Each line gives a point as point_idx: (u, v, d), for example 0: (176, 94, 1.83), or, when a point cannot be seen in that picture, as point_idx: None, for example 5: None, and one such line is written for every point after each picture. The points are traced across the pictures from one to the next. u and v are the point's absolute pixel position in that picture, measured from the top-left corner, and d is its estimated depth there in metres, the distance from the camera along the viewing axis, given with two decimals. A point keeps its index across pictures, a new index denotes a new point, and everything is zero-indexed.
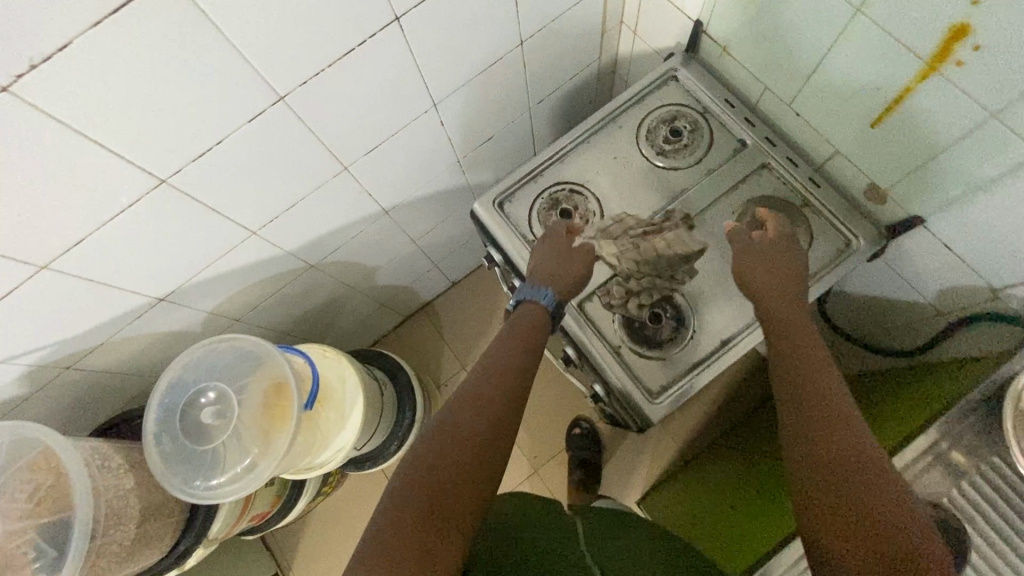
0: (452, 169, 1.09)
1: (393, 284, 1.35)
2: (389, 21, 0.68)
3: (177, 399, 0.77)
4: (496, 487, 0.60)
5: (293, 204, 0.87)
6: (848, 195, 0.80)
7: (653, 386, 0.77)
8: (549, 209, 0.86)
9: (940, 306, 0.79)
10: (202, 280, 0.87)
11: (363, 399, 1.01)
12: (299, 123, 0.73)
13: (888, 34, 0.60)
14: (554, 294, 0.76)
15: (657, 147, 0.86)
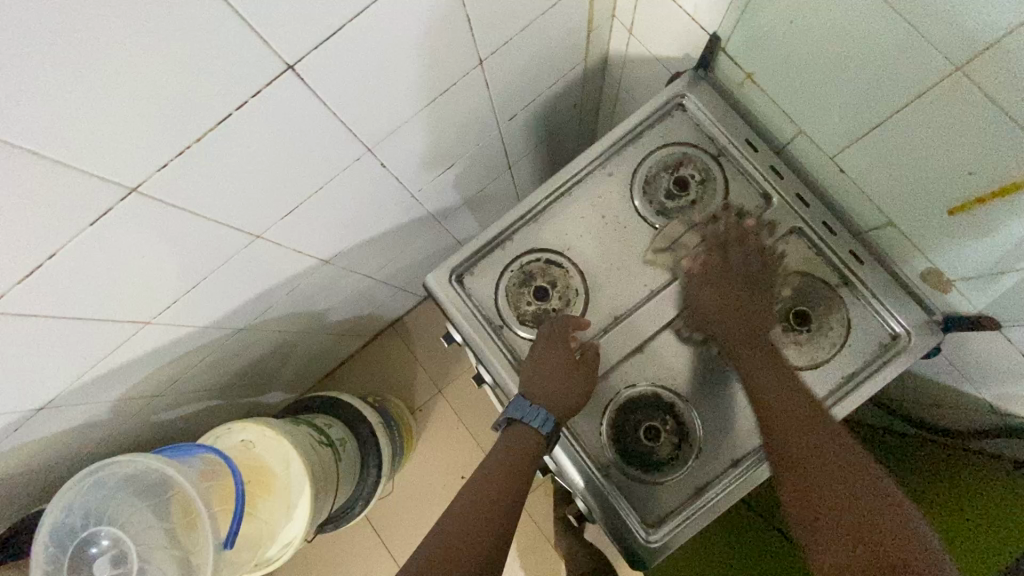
0: (406, 204, 0.89)
1: (351, 316, 1.18)
2: (280, 70, 0.48)
3: (64, 545, 0.63)
4: None
5: (196, 285, 0.68)
6: (899, 274, 0.62)
7: (648, 518, 0.62)
8: (520, 285, 0.68)
9: (998, 405, 0.65)
10: (95, 377, 0.71)
11: (312, 485, 0.86)
12: (174, 209, 0.54)
13: (995, 106, 0.42)
14: (554, 418, 0.62)
15: (657, 203, 0.67)
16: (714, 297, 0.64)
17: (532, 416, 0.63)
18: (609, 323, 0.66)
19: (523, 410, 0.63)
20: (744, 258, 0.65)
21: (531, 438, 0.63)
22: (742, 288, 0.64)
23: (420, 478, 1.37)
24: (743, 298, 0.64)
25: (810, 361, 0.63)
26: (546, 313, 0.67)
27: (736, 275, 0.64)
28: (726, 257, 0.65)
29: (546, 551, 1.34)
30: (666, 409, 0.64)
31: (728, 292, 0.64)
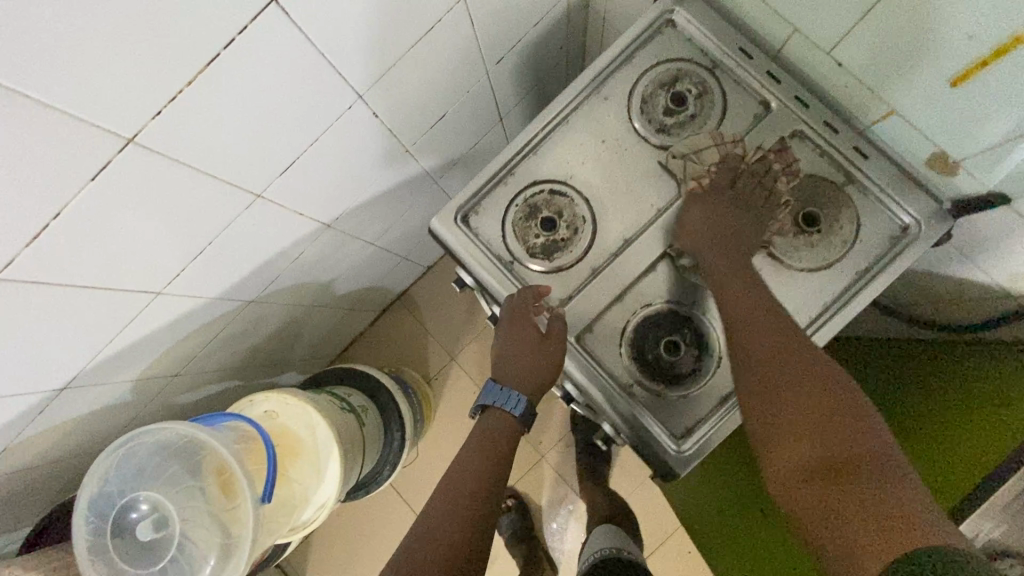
0: (401, 160, 0.88)
1: (358, 288, 1.18)
2: (264, 5, 0.47)
3: (103, 515, 0.63)
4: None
5: (201, 252, 0.68)
6: (904, 165, 0.62)
7: (675, 430, 0.63)
8: (526, 219, 0.68)
9: (1009, 290, 0.65)
10: (114, 354, 0.71)
11: (340, 447, 0.87)
12: (172, 164, 0.54)
13: None
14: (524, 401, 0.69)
15: (656, 122, 0.66)
16: (707, 211, 0.63)
17: (506, 400, 0.70)
18: (619, 246, 0.66)
19: (498, 394, 0.71)
20: (755, 187, 0.64)
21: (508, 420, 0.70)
22: (740, 211, 0.63)
23: (444, 443, 1.39)
24: (739, 214, 0.63)
25: (822, 262, 0.63)
26: (554, 243, 0.67)
27: (732, 198, 0.63)
28: (734, 179, 0.64)
29: (544, 481, 1.39)
30: (683, 323, 0.65)
31: (725, 207, 0.63)
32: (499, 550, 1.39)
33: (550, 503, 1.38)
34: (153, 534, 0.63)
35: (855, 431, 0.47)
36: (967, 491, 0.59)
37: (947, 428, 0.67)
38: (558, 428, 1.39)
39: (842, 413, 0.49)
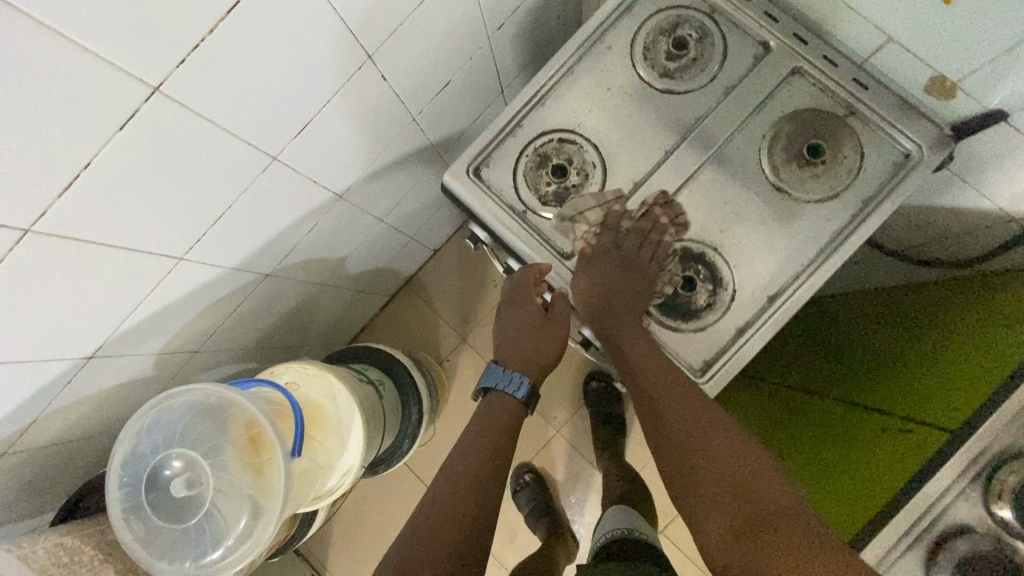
0: (409, 130, 0.90)
1: (368, 268, 1.20)
2: None
3: (138, 473, 0.65)
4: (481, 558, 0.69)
5: (221, 216, 0.69)
6: (902, 94, 0.64)
7: (695, 363, 0.65)
8: (537, 168, 0.69)
9: (1012, 212, 0.68)
10: (138, 322, 0.72)
11: (362, 414, 0.88)
12: (194, 117, 0.55)
13: None
14: (526, 385, 0.81)
15: (659, 68, 0.68)
16: (599, 275, 0.70)
17: (509, 383, 0.82)
18: (629, 190, 0.68)
19: (501, 377, 0.82)
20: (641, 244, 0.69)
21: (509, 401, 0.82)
22: (625, 275, 0.70)
23: (459, 423, 1.40)
24: (628, 276, 0.70)
25: (828, 192, 0.64)
26: (566, 190, 0.69)
27: (620, 261, 0.70)
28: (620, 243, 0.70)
29: (559, 455, 1.41)
30: (696, 260, 0.66)
31: (614, 273, 0.70)
32: (519, 527, 1.40)
33: (567, 477, 1.40)
34: (185, 491, 0.64)
35: (756, 492, 0.55)
36: (980, 370, 0.62)
37: (960, 332, 0.70)
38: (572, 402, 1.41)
39: (745, 475, 0.57)
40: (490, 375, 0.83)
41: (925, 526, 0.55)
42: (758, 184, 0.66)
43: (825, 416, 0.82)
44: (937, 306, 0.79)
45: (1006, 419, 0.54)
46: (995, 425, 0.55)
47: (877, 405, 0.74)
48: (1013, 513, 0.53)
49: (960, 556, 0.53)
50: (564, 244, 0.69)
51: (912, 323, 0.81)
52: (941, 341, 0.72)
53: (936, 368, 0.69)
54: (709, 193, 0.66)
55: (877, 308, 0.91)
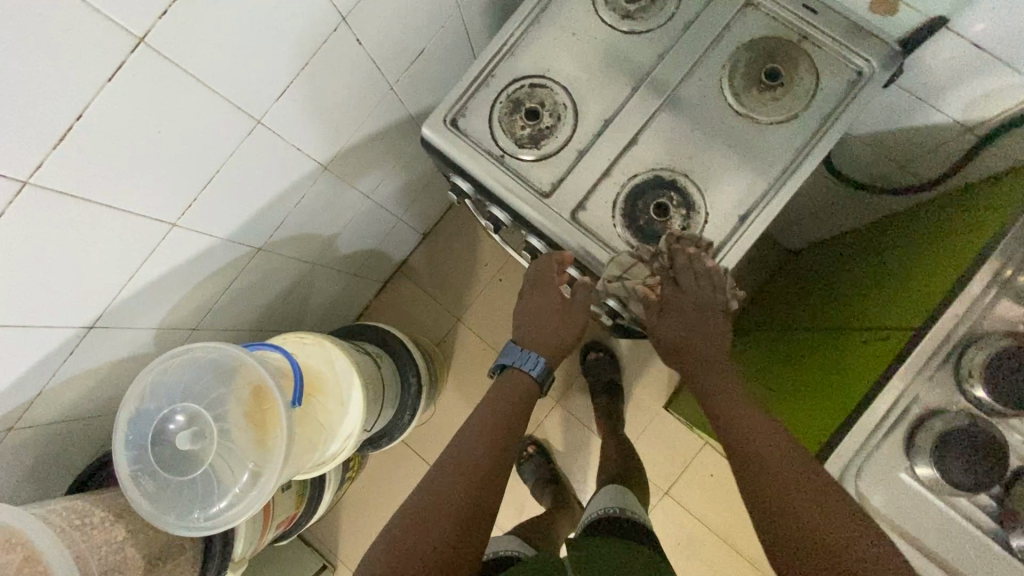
0: (387, 100, 0.93)
1: (358, 249, 1.23)
2: None
3: (144, 433, 0.67)
4: (487, 495, 0.71)
5: (209, 180, 0.72)
6: (850, 15, 0.68)
7: None
8: (511, 114, 0.72)
9: (967, 122, 0.71)
10: (136, 292, 0.74)
11: (360, 378, 0.90)
12: (178, 71, 0.58)
13: None
14: (542, 361, 0.84)
15: (619, 10, 0.71)
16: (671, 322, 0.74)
17: (525, 360, 0.84)
18: (601, 127, 0.71)
19: (518, 355, 0.85)
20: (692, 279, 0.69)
21: (522, 378, 0.84)
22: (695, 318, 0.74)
23: (459, 402, 1.42)
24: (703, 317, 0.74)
25: (787, 113, 0.67)
26: (539, 132, 0.71)
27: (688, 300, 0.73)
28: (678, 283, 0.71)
29: (560, 426, 1.43)
30: (669, 186, 0.68)
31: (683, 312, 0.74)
32: (526, 499, 1.41)
33: (569, 447, 1.42)
34: (190, 444, 0.66)
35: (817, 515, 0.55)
36: (948, 267, 0.65)
37: (929, 239, 0.74)
38: (569, 373, 1.44)
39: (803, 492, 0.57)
40: (507, 354, 0.86)
41: (903, 412, 0.58)
42: (721, 112, 0.69)
43: (808, 338, 0.85)
44: (910, 225, 0.82)
45: (968, 304, 0.58)
46: (961, 311, 0.58)
47: (852, 317, 0.77)
48: (987, 393, 0.55)
49: (940, 436, 0.55)
50: (543, 183, 0.71)
51: (888, 242, 0.85)
52: (913, 250, 0.76)
53: (906, 274, 0.73)
54: (676, 124, 0.69)
55: (860, 239, 0.95)
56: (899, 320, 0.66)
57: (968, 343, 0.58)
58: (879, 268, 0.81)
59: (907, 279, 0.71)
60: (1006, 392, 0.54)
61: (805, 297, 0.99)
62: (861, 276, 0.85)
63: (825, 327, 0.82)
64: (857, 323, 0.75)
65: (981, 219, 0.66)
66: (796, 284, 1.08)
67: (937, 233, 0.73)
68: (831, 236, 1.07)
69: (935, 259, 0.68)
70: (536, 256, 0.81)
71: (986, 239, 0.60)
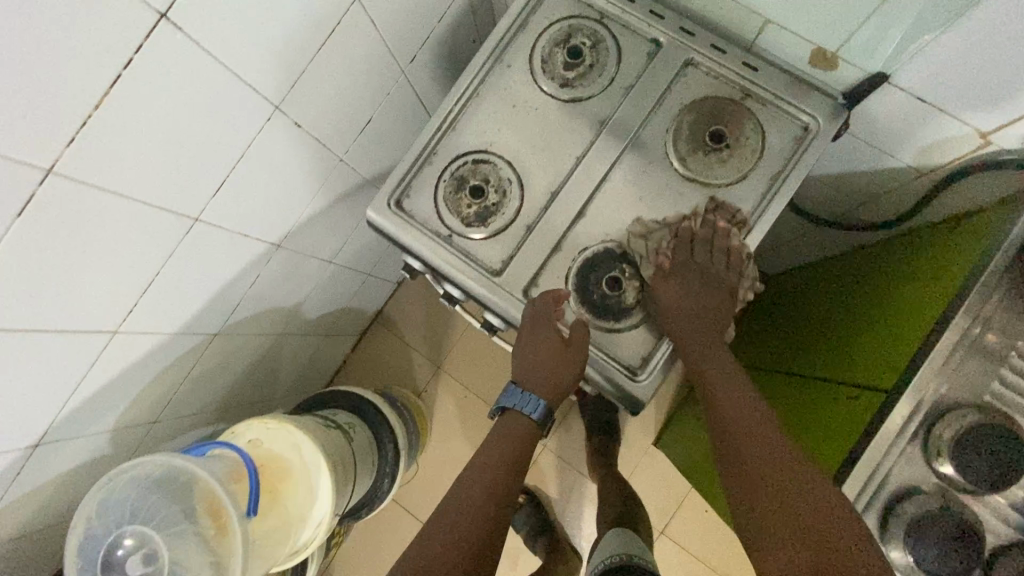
0: (338, 171, 0.92)
1: (328, 311, 1.20)
2: (155, 21, 0.50)
3: (93, 561, 0.64)
4: None
5: (150, 284, 0.69)
6: (793, 70, 0.66)
7: (633, 362, 0.66)
8: (456, 192, 0.70)
9: (918, 168, 0.69)
10: (83, 402, 0.72)
11: (327, 460, 0.88)
12: (98, 191, 0.56)
13: None
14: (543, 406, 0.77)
15: (559, 78, 0.70)
16: (679, 288, 0.67)
17: (525, 403, 0.78)
18: (547, 200, 0.69)
19: (518, 397, 0.78)
20: (711, 254, 0.67)
21: (524, 421, 0.78)
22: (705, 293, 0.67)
23: (443, 453, 1.40)
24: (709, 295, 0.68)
25: (736, 175, 0.66)
26: (486, 210, 0.70)
27: (698, 274, 0.68)
28: (694, 254, 0.68)
29: (549, 472, 1.40)
30: (620, 260, 0.67)
31: (696, 289, 0.67)
32: (521, 548, 1.38)
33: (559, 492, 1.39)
34: (142, 569, 0.63)
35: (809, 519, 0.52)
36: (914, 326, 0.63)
37: (897, 288, 0.72)
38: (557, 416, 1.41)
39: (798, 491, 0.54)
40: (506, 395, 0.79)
41: (877, 489, 0.56)
42: (669, 178, 0.67)
43: (789, 390, 0.83)
44: (875, 269, 0.81)
45: (933, 370, 0.56)
46: (929, 378, 0.56)
47: (825, 368, 0.76)
48: (954, 470, 0.53)
49: (911, 519, 0.54)
50: (493, 262, 0.69)
51: (858, 283, 0.83)
52: (882, 298, 0.74)
53: (875, 326, 0.71)
54: (625, 193, 0.68)
55: (829, 275, 0.93)
56: (869, 380, 0.64)
57: (937, 415, 0.56)
58: (849, 314, 0.80)
59: (875, 331, 0.70)
60: (975, 469, 0.52)
61: (783, 335, 0.97)
62: (834, 319, 0.83)
63: (804, 375, 0.80)
64: (833, 376, 0.73)
65: (940, 271, 0.65)
66: (771, 318, 1.06)
67: (905, 281, 0.71)
68: (803, 266, 1.05)
69: (901, 316, 0.67)
70: (495, 332, 0.75)
71: (948, 299, 0.59)
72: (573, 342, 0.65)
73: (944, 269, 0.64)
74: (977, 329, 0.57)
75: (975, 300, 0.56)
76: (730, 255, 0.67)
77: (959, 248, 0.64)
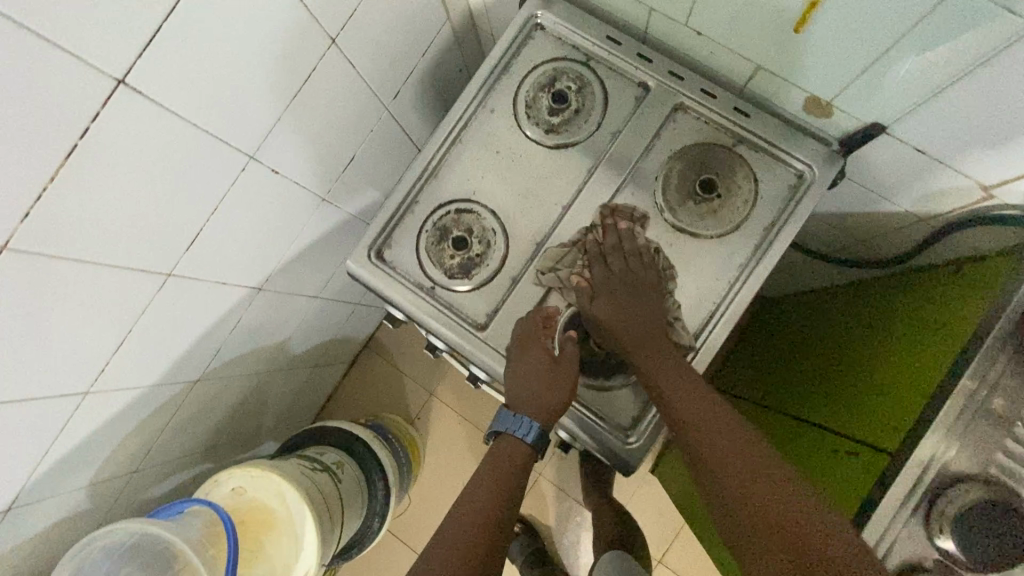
0: (322, 209, 0.89)
1: (316, 342, 1.18)
2: (112, 87, 0.48)
3: None
4: None
5: (121, 342, 0.67)
6: (787, 114, 0.64)
7: (623, 421, 0.64)
8: (439, 242, 0.68)
9: (917, 214, 0.67)
10: (56, 462, 0.70)
11: (313, 510, 0.85)
12: (58, 259, 0.53)
13: None
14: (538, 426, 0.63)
15: (544, 123, 0.67)
16: (609, 304, 0.63)
17: (517, 426, 0.64)
18: (532, 252, 0.67)
19: (509, 419, 0.65)
20: (627, 258, 0.63)
21: (519, 448, 0.65)
22: (635, 301, 0.62)
23: (435, 482, 1.38)
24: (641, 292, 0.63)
25: (729, 224, 0.64)
26: (470, 261, 0.67)
27: (621, 279, 0.63)
28: (609, 264, 0.64)
29: (544, 499, 1.38)
30: None
31: (627, 297, 0.62)
32: None
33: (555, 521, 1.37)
34: None
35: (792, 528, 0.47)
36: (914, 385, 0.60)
37: (894, 335, 0.70)
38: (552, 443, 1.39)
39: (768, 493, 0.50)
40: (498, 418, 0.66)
41: None
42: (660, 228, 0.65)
43: (783, 434, 0.81)
44: (870, 309, 0.79)
45: (935, 437, 0.54)
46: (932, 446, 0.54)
47: (820, 416, 0.74)
48: (955, 545, 0.52)
49: None
50: (477, 315, 0.67)
51: (853, 322, 0.81)
52: (878, 344, 0.72)
53: (872, 375, 0.69)
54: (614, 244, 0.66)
55: (822, 310, 0.91)
56: (868, 440, 0.62)
57: (939, 487, 0.54)
58: (844, 356, 0.78)
59: (872, 382, 0.68)
60: (974, 543, 0.51)
61: (775, 368, 0.95)
62: (827, 360, 0.81)
63: (793, 415, 0.78)
64: (824, 423, 0.71)
65: (941, 324, 0.62)
66: (763, 348, 1.04)
67: (901, 330, 0.69)
68: (797, 295, 1.03)
69: (901, 369, 0.64)
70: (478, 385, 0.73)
71: (949, 363, 0.56)
72: (563, 359, 0.63)
73: (944, 322, 0.62)
74: (982, 392, 0.54)
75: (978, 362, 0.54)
76: (643, 258, 0.63)
77: (961, 300, 0.62)
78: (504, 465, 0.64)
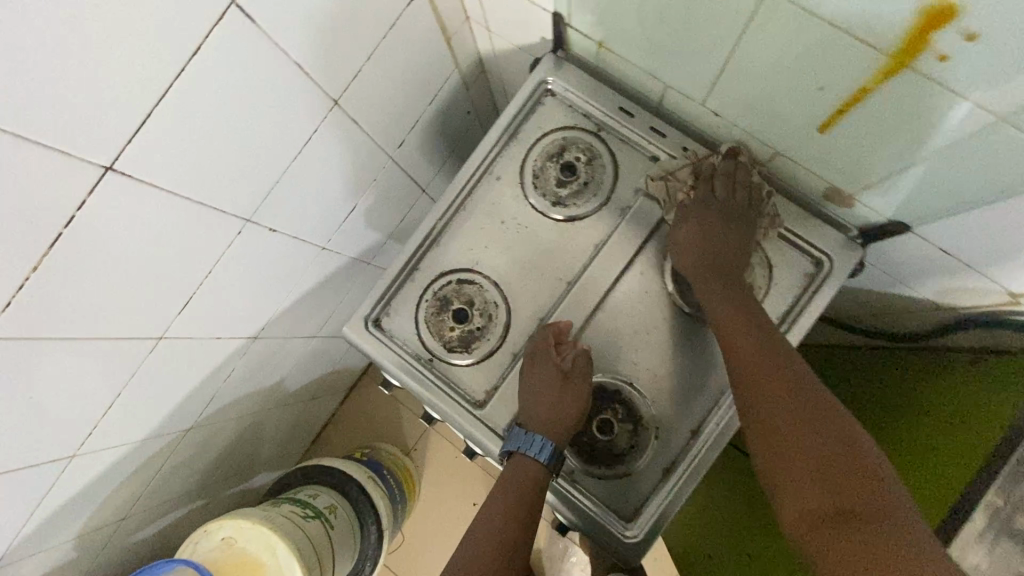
0: (322, 258, 0.87)
1: (314, 377, 1.17)
2: (100, 173, 0.46)
3: None
4: None
5: (110, 406, 0.65)
6: (806, 199, 0.61)
7: (624, 511, 0.62)
8: (438, 313, 0.66)
9: (939, 303, 0.64)
10: (44, 520, 0.68)
11: (302, 561, 0.83)
12: (42, 340, 0.51)
13: (844, 32, 0.39)
14: (552, 445, 0.59)
15: (551, 194, 0.65)
16: (701, 225, 0.60)
17: (529, 444, 0.59)
18: (534, 328, 0.64)
19: (522, 440, 0.59)
20: (736, 190, 0.60)
21: (533, 469, 0.59)
22: (727, 227, 0.60)
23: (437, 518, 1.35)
24: (731, 226, 0.60)
25: None
26: (471, 333, 0.65)
27: (719, 210, 0.60)
28: (715, 188, 0.60)
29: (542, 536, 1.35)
30: (613, 398, 0.63)
31: (718, 226, 0.59)
32: None
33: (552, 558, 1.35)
34: None
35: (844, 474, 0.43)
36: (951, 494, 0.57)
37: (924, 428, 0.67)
38: None
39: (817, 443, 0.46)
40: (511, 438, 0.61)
41: None
42: (669, 309, 0.63)
43: None
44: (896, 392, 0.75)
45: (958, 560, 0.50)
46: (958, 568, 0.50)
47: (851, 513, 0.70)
48: None
49: None
50: (475, 390, 0.65)
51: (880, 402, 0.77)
52: (910, 435, 0.69)
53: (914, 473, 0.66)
54: (620, 324, 0.63)
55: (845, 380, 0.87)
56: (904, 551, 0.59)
57: None
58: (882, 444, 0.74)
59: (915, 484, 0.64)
60: None
61: None
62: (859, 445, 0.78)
63: None
64: None
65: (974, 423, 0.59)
66: None
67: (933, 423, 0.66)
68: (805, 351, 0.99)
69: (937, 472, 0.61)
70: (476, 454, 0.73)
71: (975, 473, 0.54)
72: (574, 375, 0.60)
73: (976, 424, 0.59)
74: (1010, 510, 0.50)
75: (1004, 479, 0.51)
76: (749, 193, 0.60)
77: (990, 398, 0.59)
78: (513, 485, 0.59)
